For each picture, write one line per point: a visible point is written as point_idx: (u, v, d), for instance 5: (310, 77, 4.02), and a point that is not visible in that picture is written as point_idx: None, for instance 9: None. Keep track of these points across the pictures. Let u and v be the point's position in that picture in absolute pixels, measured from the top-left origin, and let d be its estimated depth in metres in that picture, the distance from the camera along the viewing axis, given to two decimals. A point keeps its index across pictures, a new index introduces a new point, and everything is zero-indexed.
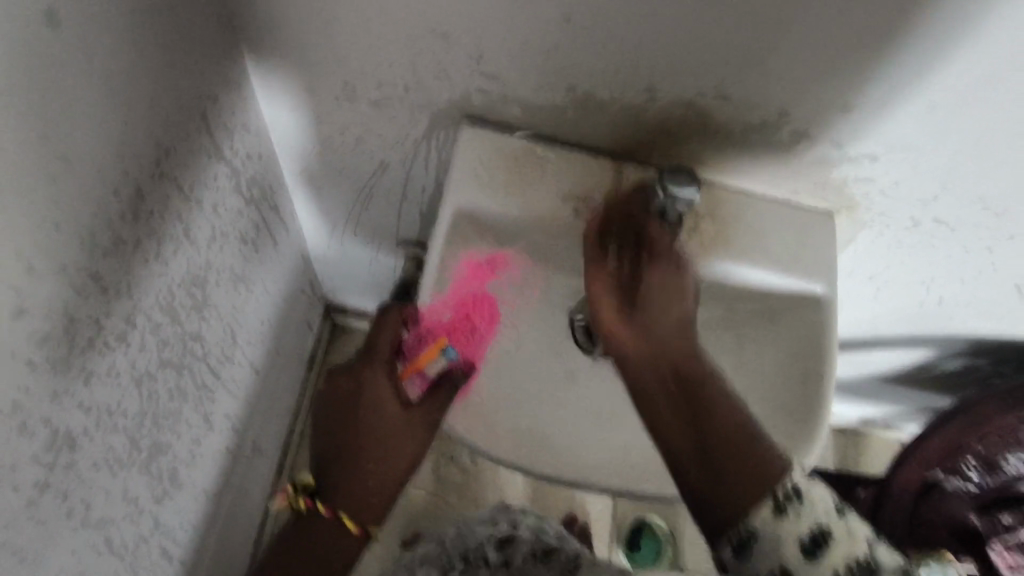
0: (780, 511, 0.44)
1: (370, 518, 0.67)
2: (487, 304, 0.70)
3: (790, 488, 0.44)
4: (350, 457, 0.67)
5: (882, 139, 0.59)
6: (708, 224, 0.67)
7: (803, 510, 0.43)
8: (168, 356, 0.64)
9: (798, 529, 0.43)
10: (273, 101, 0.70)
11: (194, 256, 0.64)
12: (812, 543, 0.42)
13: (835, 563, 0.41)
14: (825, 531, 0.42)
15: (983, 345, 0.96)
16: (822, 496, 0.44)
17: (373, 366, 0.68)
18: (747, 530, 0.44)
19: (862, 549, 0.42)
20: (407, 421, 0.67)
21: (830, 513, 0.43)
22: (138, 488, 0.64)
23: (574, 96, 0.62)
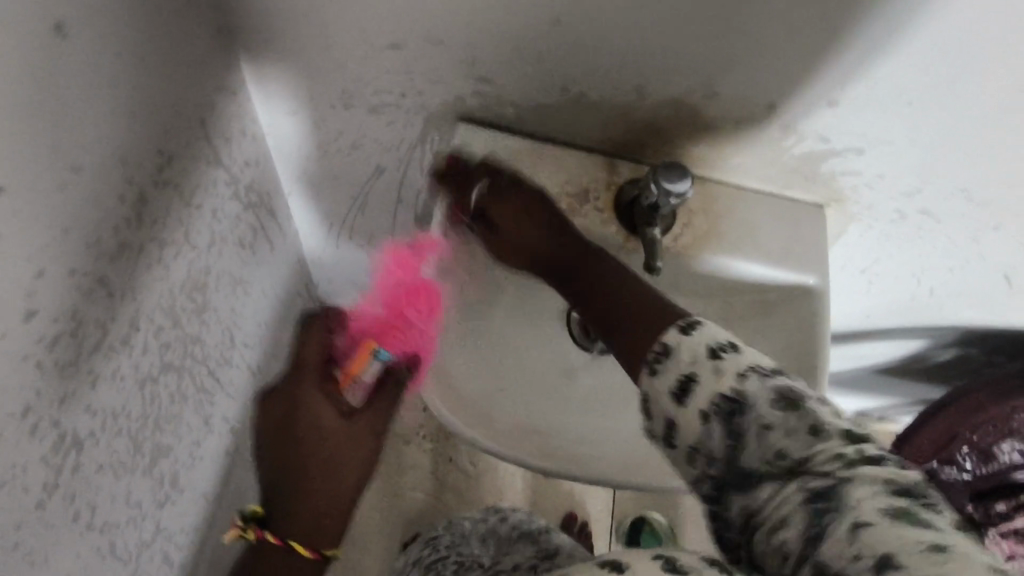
0: (653, 372, 0.47)
1: (326, 542, 0.68)
2: (424, 292, 0.74)
3: (661, 348, 0.47)
4: (296, 475, 0.69)
5: (866, 135, 0.61)
6: (700, 220, 0.68)
7: (668, 364, 0.46)
8: (170, 359, 0.65)
9: (666, 382, 0.46)
10: (270, 107, 0.70)
11: (195, 260, 0.65)
12: (679, 392, 0.45)
13: (699, 404, 0.44)
14: (690, 378, 0.45)
15: (972, 334, 0.98)
16: (689, 344, 0.46)
17: (306, 377, 0.76)
18: (642, 398, 0.48)
19: (727, 384, 0.43)
20: (352, 431, 0.74)
21: (696, 360, 0.45)
22: (140, 493, 0.65)
23: (565, 96, 0.63)
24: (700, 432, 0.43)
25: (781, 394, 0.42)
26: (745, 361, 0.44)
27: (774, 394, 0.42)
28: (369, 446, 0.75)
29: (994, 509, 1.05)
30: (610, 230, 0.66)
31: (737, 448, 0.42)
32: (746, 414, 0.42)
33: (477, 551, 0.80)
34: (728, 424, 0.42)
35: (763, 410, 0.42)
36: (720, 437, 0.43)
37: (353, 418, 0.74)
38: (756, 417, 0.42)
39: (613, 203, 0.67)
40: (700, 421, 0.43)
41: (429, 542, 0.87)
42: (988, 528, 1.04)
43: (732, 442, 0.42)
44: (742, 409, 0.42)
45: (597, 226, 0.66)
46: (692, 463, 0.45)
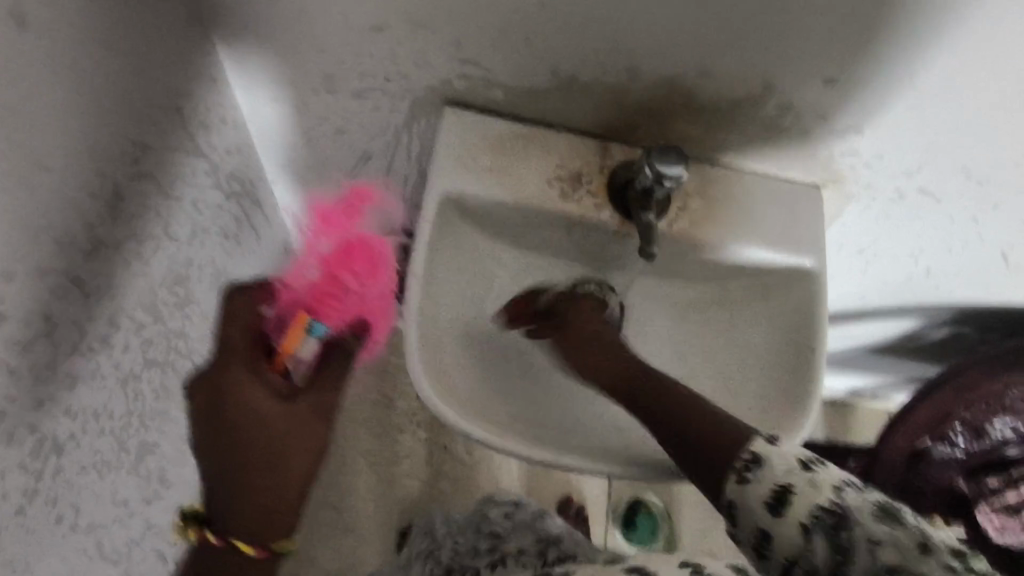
0: (742, 480, 0.45)
1: (275, 535, 0.55)
2: (361, 252, 0.76)
3: (749, 457, 0.45)
4: (238, 462, 0.56)
5: (865, 114, 0.59)
6: (697, 202, 0.66)
7: (760, 472, 0.44)
8: (154, 357, 0.63)
9: (760, 491, 0.44)
10: (251, 92, 0.68)
11: (176, 254, 0.63)
12: (773, 502, 0.43)
13: (798, 515, 0.42)
14: (786, 488, 0.43)
15: (967, 312, 0.98)
16: (779, 456, 0.45)
17: (232, 358, 0.58)
18: (726, 503, 0.46)
19: (825, 495, 0.42)
20: (292, 413, 0.58)
21: (788, 467, 0.44)
22: (126, 492, 0.64)
23: (556, 78, 0.60)
24: (802, 545, 0.42)
25: (880, 508, 0.42)
26: (836, 475, 0.44)
27: (875, 507, 0.41)
28: (317, 426, 0.59)
29: (987, 485, 1.07)
30: (604, 215, 0.65)
31: (841, 560, 0.41)
32: (849, 527, 0.41)
33: (472, 543, 0.78)
34: (834, 536, 0.41)
35: (865, 522, 0.41)
36: (824, 551, 0.41)
37: (293, 400, 0.59)
38: (862, 532, 0.40)
39: (606, 187, 0.65)
40: (801, 534, 0.42)
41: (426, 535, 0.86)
42: (981, 504, 1.07)
43: (839, 556, 0.41)
44: (845, 523, 0.41)
45: (590, 211, 0.65)
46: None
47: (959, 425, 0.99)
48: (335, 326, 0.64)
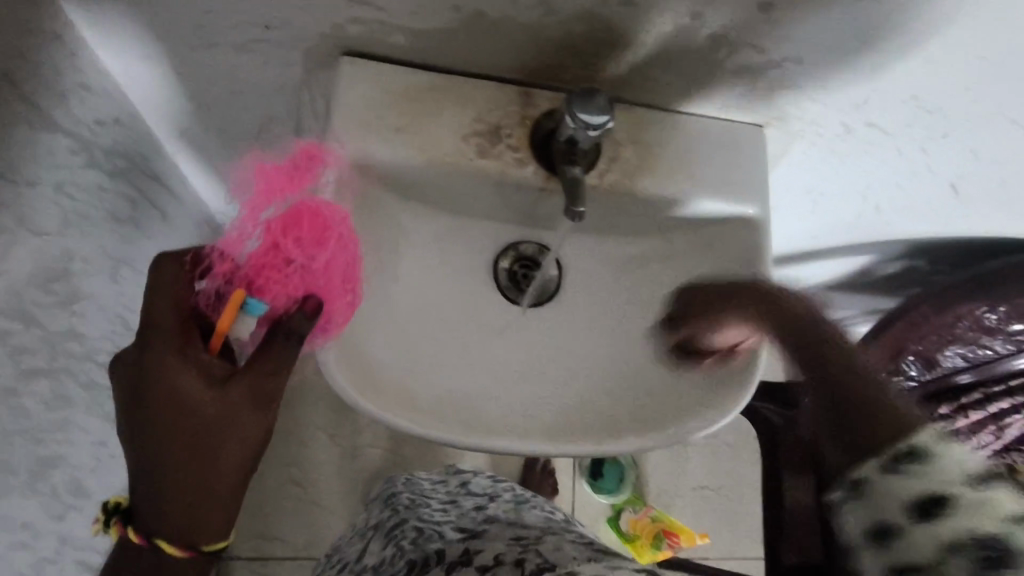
0: (886, 468, 0.40)
1: (204, 536, 0.53)
2: (311, 216, 0.52)
3: (907, 445, 0.40)
4: (163, 456, 0.50)
5: (808, 41, 0.53)
6: (629, 151, 0.61)
7: (920, 469, 0.38)
8: (33, 364, 0.56)
9: (906, 486, 0.38)
10: (120, 55, 0.58)
11: (44, 248, 0.55)
12: (920, 505, 0.38)
13: (944, 530, 0.37)
14: (943, 495, 0.37)
15: (920, 245, 0.96)
16: (954, 459, 0.38)
17: (154, 342, 0.50)
18: (843, 487, 0.42)
19: (988, 525, 0.36)
20: (225, 403, 0.50)
21: (953, 476, 0.38)
22: (25, 513, 0.58)
23: (461, 18, 0.52)
24: (935, 562, 0.37)
25: None
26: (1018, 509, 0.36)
27: None
28: (256, 415, 0.51)
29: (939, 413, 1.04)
30: (529, 171, 0.59)
31: None
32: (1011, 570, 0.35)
33: (440, 518, 0.71)
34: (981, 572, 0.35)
35: None
36: None
37: (228, 388, 0.50)
38: None
39: (529, 140, 0.59)
40: (939, 551, 0.37)
41: (388, 502, 0.81)
42: None
43: None
44: (1011, 563, 0.35)
45: (512, 167, 0.58)
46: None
47: (912, 356, 0.96)
48: (280, 303, 0.51)
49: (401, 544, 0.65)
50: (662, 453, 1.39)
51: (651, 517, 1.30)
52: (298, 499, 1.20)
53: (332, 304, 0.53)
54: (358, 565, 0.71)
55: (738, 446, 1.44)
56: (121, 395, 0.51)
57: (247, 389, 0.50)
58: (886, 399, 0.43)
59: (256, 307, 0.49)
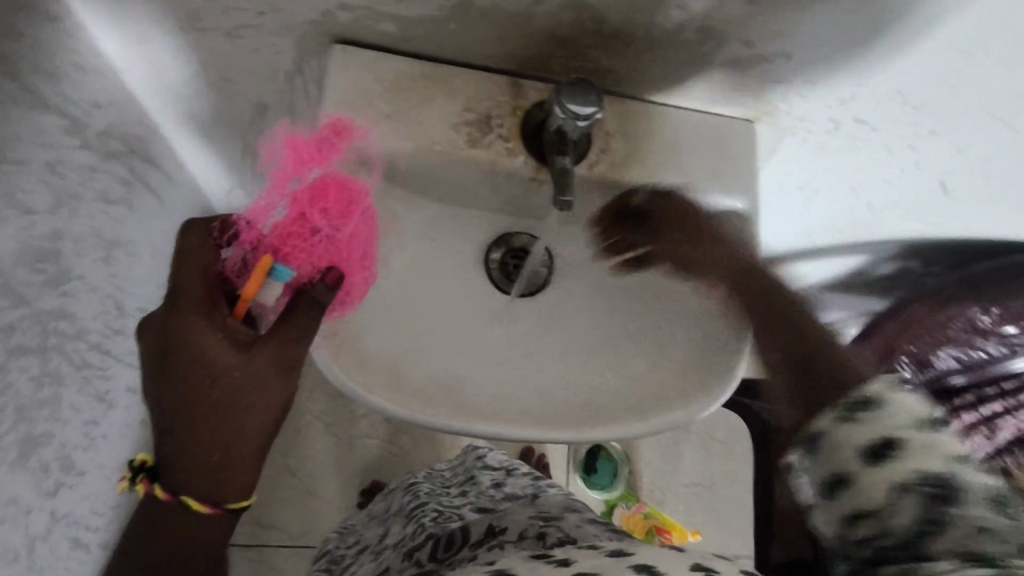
0: (848, 418, 0.44)
1: (229, 496, 0.49)
2: (336, 189, 0.53)
3: (862, 398, 0.44)
4: (190, 412, 0.48)
5: (792, 34, 0.53)
6: (618, 142, 0.61)
7: (873, 417, 0.43)
8: (23, 342, 0.57)
9: (862, 434, 0.42)
10: (113, 40, 0.59)
11: (33, 227, 0.56)
12: (874, 450, 0.42)
13: (895, 471, 0.40)
14: (893, 440, 0.41)
15: (912, 245, 0.96)
16: (906, 408, 0.43)
17: (179, 304, 0.47)
18: (812, 432, 0.45)
19: (937, 464, 0.40)
20: (253, 364, 0.48)
21: (901, 424, 0.42)
22: (16, 489, 0.59)
23: (449, 6, 0.52)
24: (889, 500, 0.40)
25: (993, 497, 0.39)
26: (955, 449, 0.41)
27: (987, 494, 0.39)
28: (280, 378, 0.49)
29: None
30: (518, 161, 0.59)
31: (928, 527, 0.39)
32: (957, 501, 0.39)
33: (460, 500, 0.72)
34: (930, 505, 0.39)
35: (976, 502, 0.38)
36: (913, 514, 0.39)
37: (254, 350, 0.48)
38: (967, 511, 0.38)
39: (520, 132, 0.59)
40: (892, 489, 0.40)
41: (409, 487, 0.82)
42: None
43: (927, 526, 0.39)
44: (951, 497, 0.39)
45: (502, 157, 0.59)
46: (853, 524, 0.42)
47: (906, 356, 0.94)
48: (306, 271, 0.50)
49: (420, 522, 0.67)
50: (655, 449, 1.40)
51: (644, 513, 1.31)
52: (292, 486, 1.21)
53: (351, 276, 0.54)
54: (380, 544, 0.72)
55: (731, 444, 1.45)
56: (149, 357, 0.49)
57: (277, 345, 0.48)
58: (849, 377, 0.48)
59: (285, 273, 0.48)
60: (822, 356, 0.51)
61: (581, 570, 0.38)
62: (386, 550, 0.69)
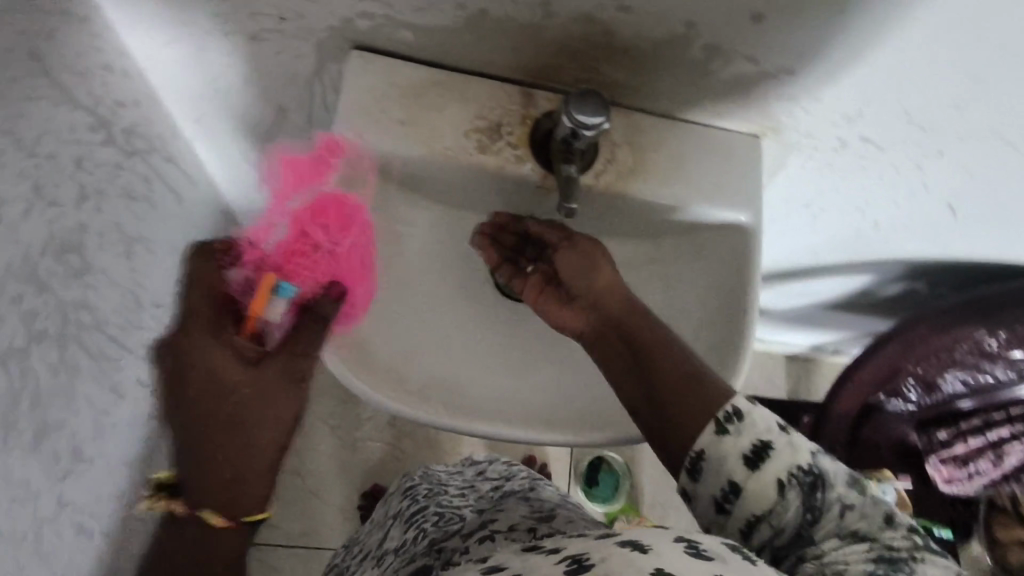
0: (720, 432, 0.45)
1: (247, 508, 0.48)
2: (335, 208, 0.59)
3: (732, 408, 0.46)
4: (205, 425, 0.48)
5: (799, 52, 0.55)
6: (625, 153, 0.62)
7: (743, 427, 0.45)
8: (44, 329, 0.59)
9: (739, 444, 0.44)
10: (142, 41, 0.61)
11: (58, 218, 0.58)
12: (753, 456, 0.44)
13: (774, 472, 0.43)
14: (765, 443, 0.44)
15: (919, 266, 0.97)
16: (761, 414, 0.45)
17: (193, 326, 0.50)
18: (694, 453, 0.46)
19: (804, 457, 0.44)
20: (260, 379, 0.50)
21: (767, 424, 0.45)
22: (28, 472, 0.60)
23: (465, 16, 0.54)
24: (776, 500, 0.43)
25: (852, 479, 0.44)
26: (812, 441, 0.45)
27: (847, 477, 0.44)
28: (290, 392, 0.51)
29: (937, 437, 1.10)
30: (526, 168, 0.60)
31: (810, 517, 0.43)
32: (825, 488, 0.43)
33: (459, 503, 0.72)
34: (807, 496, 0.43)
35: (838, 485, 0.43)
36: (796, 508, 0.43)
37: (264, 364, 0.50)
38: (835, 494, 0.43)
39: (528, 140, 0.61)
40: (776, 491, 0.43)
41: (407, 492, 0.81)
42: (931, 453, 1.11)
43: (809, 516, 0.43)
44: (820, 484, 0.43)
45: (510, 163, 0.60)
46: (750, 532, 0.44)
47: (911, 378, 0.99)
48: (309, 286, 0.56)
49: (422, 527, 0.67)
50: (657, 464, 1.40)
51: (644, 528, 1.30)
52: (295, 487, 1.22)
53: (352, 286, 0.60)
54: (379, 550, 0.71)
55: None
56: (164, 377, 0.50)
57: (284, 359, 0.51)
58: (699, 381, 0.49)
59: (290, 290, 0.53)
60: (683, 369, 0.50)
61: (567, 553, 0.38)
62: (387, 555, 0.68)
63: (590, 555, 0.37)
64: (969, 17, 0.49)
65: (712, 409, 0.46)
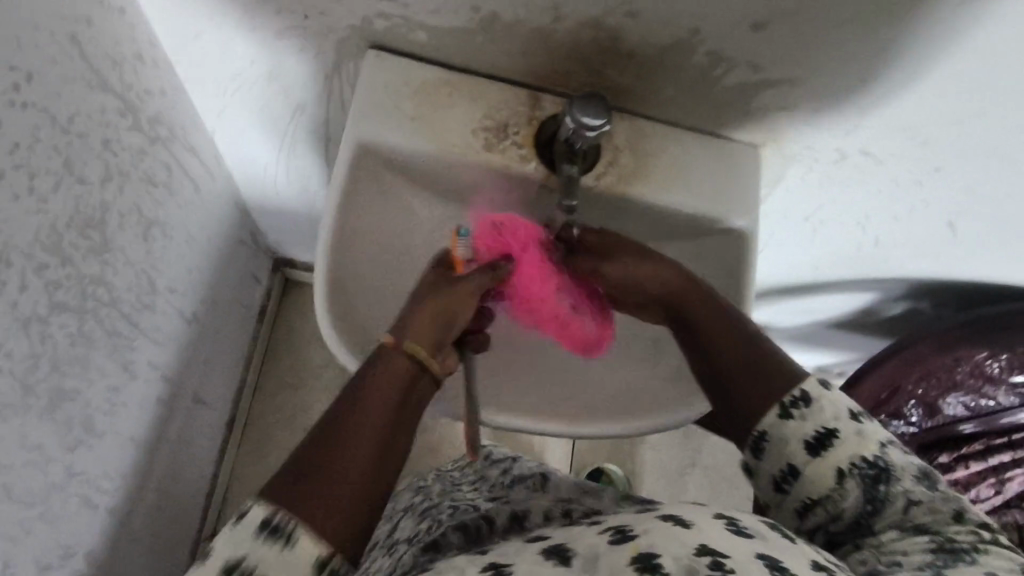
0: (785, 415, 0.52)
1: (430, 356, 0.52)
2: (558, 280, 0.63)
3: (800, 394, 0.52)
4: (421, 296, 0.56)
5: (797, 62, 0.57)
6: (626, 157, 0.65)
7: (809, 413, 0.51)
8: (65, 299, 0.62)
9: (802, 429, 0.51)
10: (171, 35, 0.65)
11: (84, 195, 0.61)
12: (818, 443, 0.50)
13: (837, 461, 0.49)
14: (830, 432, 0.50)
15: (921, 286, 0.98)
16: (831, 401, 0.51)
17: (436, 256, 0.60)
18: (758, 432, 0.54)
19: (871, 449, 0.49)
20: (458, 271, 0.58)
21: (837, 416, 0.51)
22: (39, 436, 0.63)
23: (477, 19, 0.57)
24: (837, 486, 0.49)
25: (919, 472, 0.49)
26: (880, 431, 0.51)
27: (915, 471, 0.49)
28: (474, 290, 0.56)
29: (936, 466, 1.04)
30: (530, 167, 0.63)
31: (872, 505, 0.48)
32: (890, 481, 0.48)
33: (471, 495, 0.73)
34: (871, 487, 0.48)
35: (905, 481, 0.48)
36: (857, 496, 0.48)
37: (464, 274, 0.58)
38: (900, 488, 0.48)
39: (534, 140, 0.63)
40: (836, 479, 0.49)
41: (417, 488, 0.82)
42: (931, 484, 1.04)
43: (868, 507, 0.48)
44: (886, 477, 0.48)
45: (515, 162, 0.63)
46: (807, 512, 0.51)
47: (913, 399, 0.96)
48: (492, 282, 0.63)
49: (438, 517, 0.67)
50: (657, 477, 1.40)
51: None
52: None
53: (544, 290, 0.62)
54: (390, 539, 0.71)
55: (736, 480, 1.43)
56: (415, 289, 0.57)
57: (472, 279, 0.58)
58: (766, 370, 0.55)
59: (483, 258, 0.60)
60: (746, 354, 0.57)
61: (609, 525, 0.42)
62: (400, 543, 0.68)
63: (631, 527, 0.40)
64: (958, 30, 0.51)
65: (777, 397, 0.53)
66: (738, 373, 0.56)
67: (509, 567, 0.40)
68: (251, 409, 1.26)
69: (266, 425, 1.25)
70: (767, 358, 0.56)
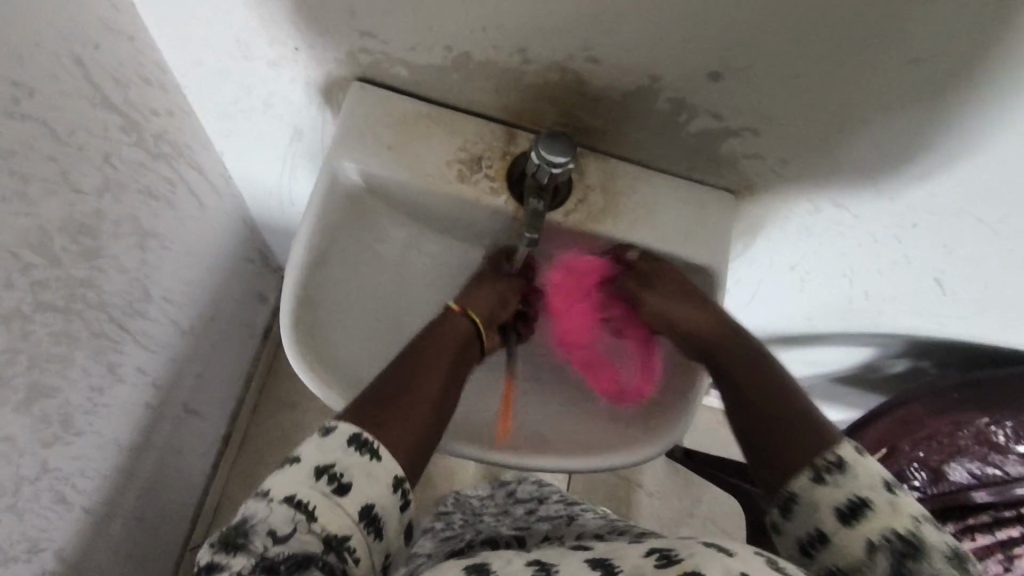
0: (819, 480, 0.51)
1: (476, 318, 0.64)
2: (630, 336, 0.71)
3: (835, 460, 0.51)
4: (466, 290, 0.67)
5: (761, 113, 0.57)
6: (597, 196, 0.66)
7: (844, 479, 0.50)
8: (49, 300, 0.66)
9: (836, 497, 0.50)
10: (178, 63, 0.70)
11: (77, 204, 0.65)
12: (848, 513, 0.49)
13: (868, 531, 0.48)
14: (863, 501, 0.49)
15: (919, 344, 0.95)
16: (867, 470, 0.50)
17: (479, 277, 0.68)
18: (788, 494, 0.52)
19: (904, 523, 0.47)
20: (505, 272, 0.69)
21: (871, 486, 0.49)
22: (12, 428, 0.66)
23: (452, 58, 0.59)
24: (865, 557, 0.47)
25: (953, 552, 0.46)
26: (915, 506, 0.49)
27: (949, 551, 0.46)
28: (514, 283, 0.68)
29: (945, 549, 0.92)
30: (500, 200, 0.65)
31: None
32: (919, 559, 0.46)
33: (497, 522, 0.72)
34: (899, 562, 0.46)
35: (935, 560, 0.46)
36: (884, 570, 0.46)
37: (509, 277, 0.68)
38: (930, 567, 0.45)
39: (506, 174, 0.65)
40: (865, 550, 0.47)
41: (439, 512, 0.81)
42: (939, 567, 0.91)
43: None
44: (916, 555, 0.46)
45: (486, 195, 0.65)
46: None
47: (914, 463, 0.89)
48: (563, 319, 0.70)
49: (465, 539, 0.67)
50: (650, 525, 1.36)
51: None
52: None
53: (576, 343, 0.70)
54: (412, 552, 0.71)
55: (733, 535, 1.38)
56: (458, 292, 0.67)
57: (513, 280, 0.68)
58: (799, 430, 0.54)
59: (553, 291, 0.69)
60: (777, 409, 0.57)
61: (654, 548, 0.44)
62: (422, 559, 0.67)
63: (676, 550, 0.42)
64: (918, 87, 0.52)
65: (813, 459, 0.52)
66: (773, 430, 0.56)
67: (555, 565, 0.44)
68: (247, 425, 1.28)
69: (261, 440, 1.27)
70: (804, 421, 0.55)
